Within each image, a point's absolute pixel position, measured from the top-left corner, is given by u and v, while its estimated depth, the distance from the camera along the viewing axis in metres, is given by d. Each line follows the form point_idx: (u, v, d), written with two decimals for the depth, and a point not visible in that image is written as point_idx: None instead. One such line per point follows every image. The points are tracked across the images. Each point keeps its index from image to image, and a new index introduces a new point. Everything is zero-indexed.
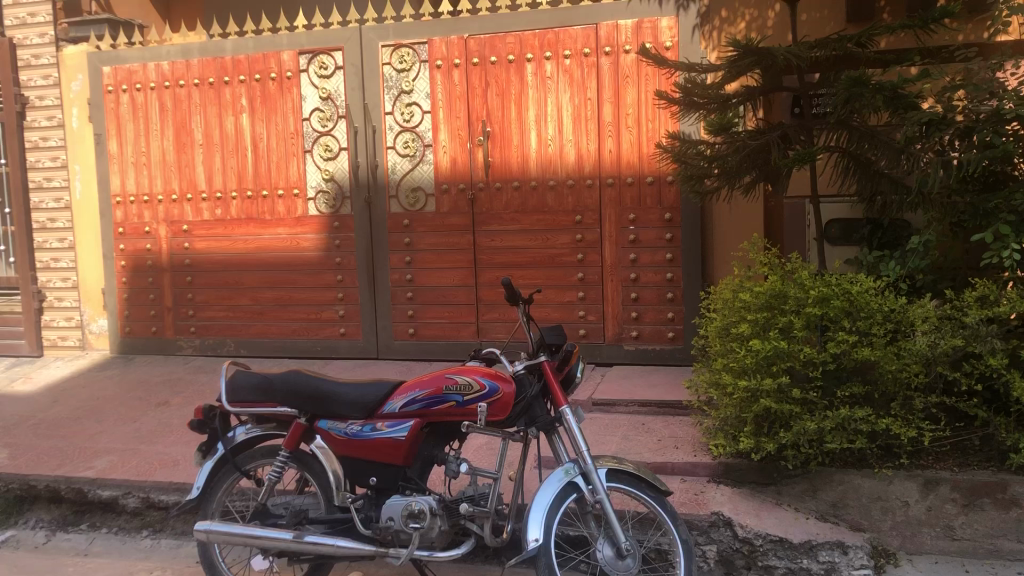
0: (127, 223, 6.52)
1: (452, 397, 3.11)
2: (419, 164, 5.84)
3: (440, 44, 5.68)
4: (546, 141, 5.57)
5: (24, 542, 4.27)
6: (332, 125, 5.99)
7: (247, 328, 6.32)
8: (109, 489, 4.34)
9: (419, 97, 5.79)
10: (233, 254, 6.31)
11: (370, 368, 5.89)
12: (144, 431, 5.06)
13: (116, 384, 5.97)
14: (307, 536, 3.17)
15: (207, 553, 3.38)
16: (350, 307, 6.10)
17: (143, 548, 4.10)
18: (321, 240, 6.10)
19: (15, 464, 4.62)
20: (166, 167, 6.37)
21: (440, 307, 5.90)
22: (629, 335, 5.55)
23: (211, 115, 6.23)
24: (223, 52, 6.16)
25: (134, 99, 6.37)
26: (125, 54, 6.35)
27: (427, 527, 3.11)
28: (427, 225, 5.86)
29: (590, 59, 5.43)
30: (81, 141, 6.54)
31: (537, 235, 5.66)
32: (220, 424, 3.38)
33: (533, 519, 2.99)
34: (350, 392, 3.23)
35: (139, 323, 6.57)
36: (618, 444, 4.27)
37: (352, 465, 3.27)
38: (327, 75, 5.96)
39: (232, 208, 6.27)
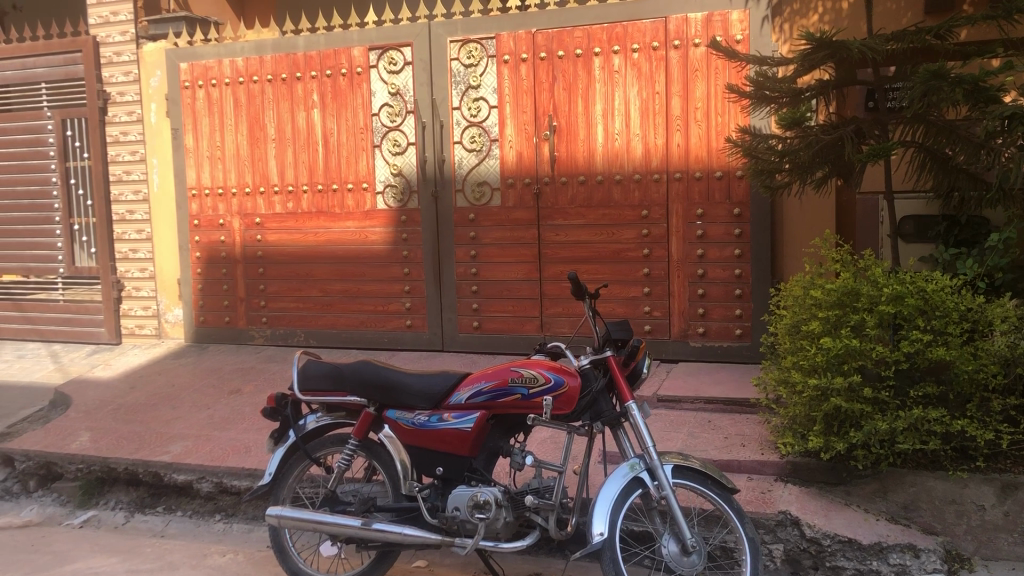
0: (202, 215, 6.69)
1: (517, 390, 3.14)
2: (486, 159, 5.86)
3: (508, 39, 5.70)
4: (613, 135, 5.55)
5: (104, 522, 4.44)
6: (401, 120, 6.06)
7: (317, 319, 6.45)
8: (184, 474, 4.47)
9: (487, 92, 5.80)
10: (304, 247, 6.43)
11: (435, 360, 5.96)
12: (217, 418, 5.20)
13: (190, 372, 6.15)
14: (375, 524, 3.25)
15: (278, 539, 3.45)
16: (416, 300, 6.17)
17: (217, 532, 4.23)
18: (389, 234, 6.19)
19: (97, 447, 4.80)
20: (240, 161, 6.53)
21: (505, 300, 5.93)
22: (695, 332, 5.50)
23: (283, 111, 6.36)
24: (295, 48, 6.28)
25: (209, 95, 6.54)
26: (201, 50, 6.52)
27: (493, 518, 3.14)
28: (492, 219, 5.89)
29: (659, 53, 5.40)
30: (158, 135, 6.73)
31: (602, 230, 5.65)
32: (292, 412, 3.45)
33: (598, 512, 3.00)
34: (418, 383, 3.29)
35: (212, 313, 6.74)
36: (684, 441, 4.25)
37: (419, 455, 3.31)
38: (396, 71, 6.02)
39: (303, 201, 6.40)
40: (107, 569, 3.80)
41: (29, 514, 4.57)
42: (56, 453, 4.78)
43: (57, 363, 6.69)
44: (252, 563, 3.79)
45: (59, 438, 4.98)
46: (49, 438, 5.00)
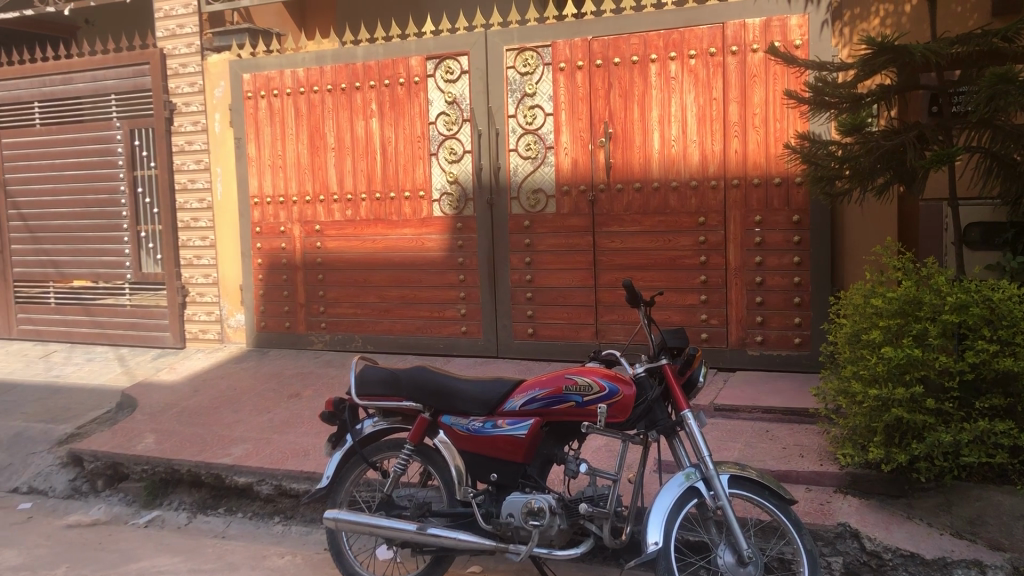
0: (264, 223, 6.82)
1: (572, 397, 3.15)
2: (541, 166, 5.88)
3: (564, 47, 5.72)
4: (670, 141, 5.52)
5: (168, 522, 4.56)
6: (457, 128, 6.11)
7: (374, 325, 6.53)
8: (245, 476, 4.57)
9: (543, 100, 5.82)
10: (362, 254, 6.52)
11: (490, 366, 5.99)
12: (276, 422, 5.30)
13: (251, 376, 6.28)
14: (430, 528, 3.28)
15: (335, 541, 3.50)
16: (471, 306, 6.21)
17: (276, 534, 4.31)
18: (445, 241, 6.24)
19: (161, 448, 4.93)
20: (301, 170, 6.65)
21: (559, 308, 5.93)
22: (753, 340, 5.44)
23: (343, 120, 6.47)
24: (355, 59, 6.38)
25: (271, 105, 6.68)
26: (263, 61, 6.67)
27: (547, 525, 3.15)
28: (547, 225, 5.91)
29: (716, 59, 5.36)
30: (223, 145, 6.91)
31: (658, 237, 5.62)
32: (349, 416, 3.51)
33: (652, 522, 2.99)
34: (471, 389, 3.31)
35: (273, 318, 6.87)
36: (741, 450, 4.21)
37: (474, 460, 3.33)
38: (453, 80, 6.08)
39: (361, 209, 6.48)
40: (170, 568, 3.90)
41: (97, 513, 4.72)
42: (122, 454, 4.92)
43: (125, 367, 6.90)
44: (310, 564, 3.86)
45: (125, 439, 5.13)
46: (116, 439, 5.15)
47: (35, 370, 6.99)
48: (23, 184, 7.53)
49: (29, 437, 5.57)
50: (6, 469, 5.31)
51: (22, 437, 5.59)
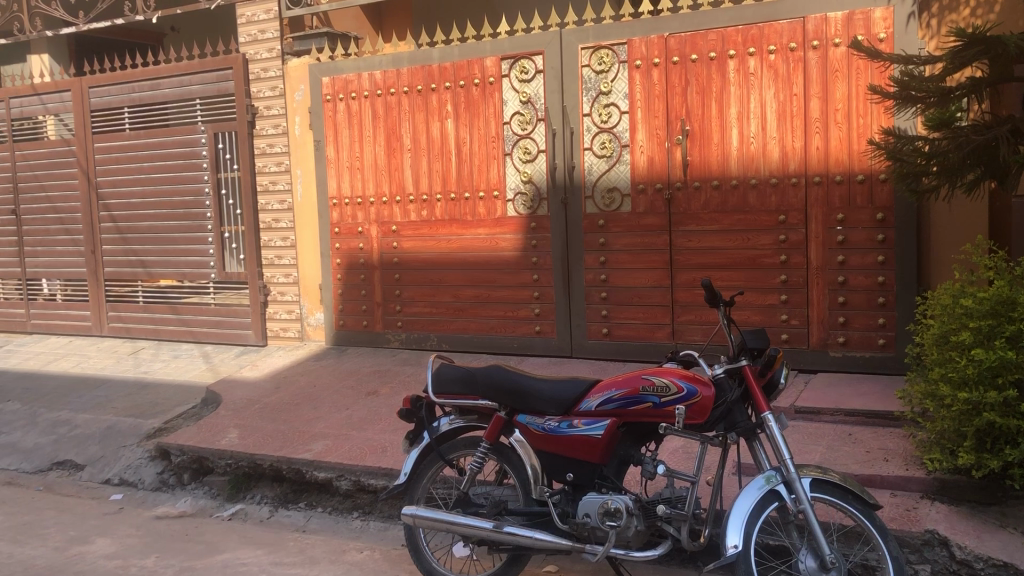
0: (343, 223, 6.94)
1: (649, 398, 3.14)
2: (616, 165, 5.84)
3: (640, 44, 5.68)
4: (749, 138, 5.43)
5: (251, 515, 4.68)
6: (532, 128, 6.12)
7: (450, 324, 6.59)
8: (325, 471, 4.67)
9: (618, 98, 5.79)
10: (437, 253, 6.58)
11: (564, 366, 5.99)
12: (355, 418, 5.39)
13: (330, 373, 6.40)
14: (506, 527, 3.30)
15: (413, 538, 3.54)
16: (546, 306, 6.21)
17: (355, 528, 4.38)
18: (520, 240, 6.25)
19: (245, 443, 5.07)
20: (378, 171, 6.74)
21: (635, 307, 5.89)
22: (835, 341, 5.32)
23: (419, 122, 6.54)
24: (431, 60, 6.45)
25: (349, 107, 6.79)
26: (341, 64, 6.79)
27: (624, 526, 3.14)
28: (623, 225, 5.87)
29: (797, 54, 5.26)
30: (303, 147, 7.05)
31: (736, 235, 5.53)
32: (426, 414, 3.54)
33: (732, 525, 2.95)
34: (548, 389, 3.32)
35: (351, 317, 6.99)
36: (823, 453, 4.12)
37: (550, 460, 3.34)
38: (528, 80, 6.09)
39: (437, 209, 6.55)
40: (253, 560, 4.00)
41: (184, 505, 4.87)
42: (207, 449, 5.07)
43: (209, 363, 7.11)
44: (388, 560, 3.91)
45: (210, 434, 5.29)
46: (201, 433, 5.32)
47: (125, 366, 7.25)
48: (113, 187, 7.82)
49: (120, 431, 5.79)
50: (99, 461, 5.54)
51: (113, 430, 5.81)
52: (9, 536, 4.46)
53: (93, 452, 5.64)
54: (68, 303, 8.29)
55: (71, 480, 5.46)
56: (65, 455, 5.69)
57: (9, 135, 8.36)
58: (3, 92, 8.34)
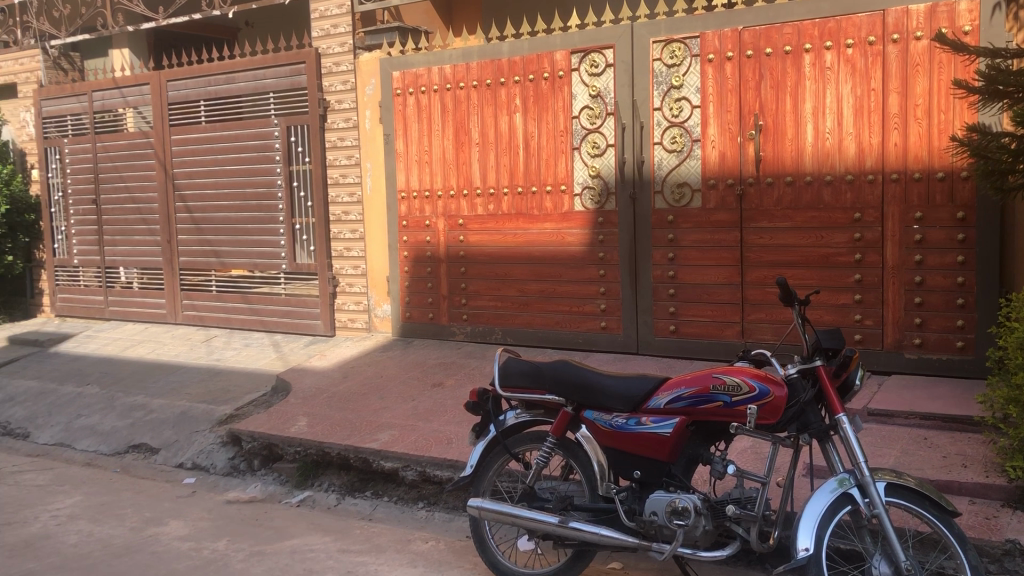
0: (410, 216, 6.99)
1: (719, 397, 3.11)
2: (687, 159, 5.78)
3: (713, 38, 5.60)
4: (824, 133, 5.31)
5: (318, 502, 4.76)
6: (601, 122, 6.09)
7: (515, 318, 6.60)
8: (392, 461, 4.73)
9: (690, 92, 5.72)
10: (504, 248, 6.59)
11: (630, 363, 5.95)
12: (421, 409, 5.44)
13: (397, 364, 6.47)
14: (571, 522, 3.29)
15: (478, 530, 3.56)
16: (612, 302, 6.18)
17: (420, 518, 4.42)
18: (587, 235, 6.22)
19: (314, 431, 5.16)
20: (446, 165, 6.78)
21: (703, 305, 5.82)
22: (911, 343, 5.18)
23: (488, 116, 6.55)
24: (500, 54, 6.46)
25: (419, 101, 6.83)
26: (412, 59, 6.84)
27: (692, 525, 3.11)
28: (692, 221, 5.80)
29: (876, 47, 5.12)
30: (372, 140, 7.13)
31: (809, 233, 5.41)
32: (492, 406, 3.56)
33: (803, 528, 2.90)
34: (616, 385, 3.30)
35: (418, 309, 7.05)
36: (897, 457, 4.03)
37: (617, 456, 3.33)
38: (598, 74, 6.06)
39: (503, 203, 6.55)
40: (321, 547, 4.07)
41: (254, 491, 4.98)
42: (277, 436, 5.18)
43: (279, 352, 7.24)
44: (453, 551, 3.94)
45: (280, 421, 5.39)
46: (271, 421, 5.43)
47: (199, 353, 7.44)
48: (189, 178, 8.02)
49: (193, 416, 5.94)
50: (173, 445, 5.69)
51: (187, 416, 5.97)
52: (88, 515, 4.61)
53: (167, 436, 5.80)
54: (144, 291, 8.54)
55: (147, 463, 5.62)
56: (141, 438, 5.87)
57: (92, 127, 8.63)
58: (86, 85, 8.61)
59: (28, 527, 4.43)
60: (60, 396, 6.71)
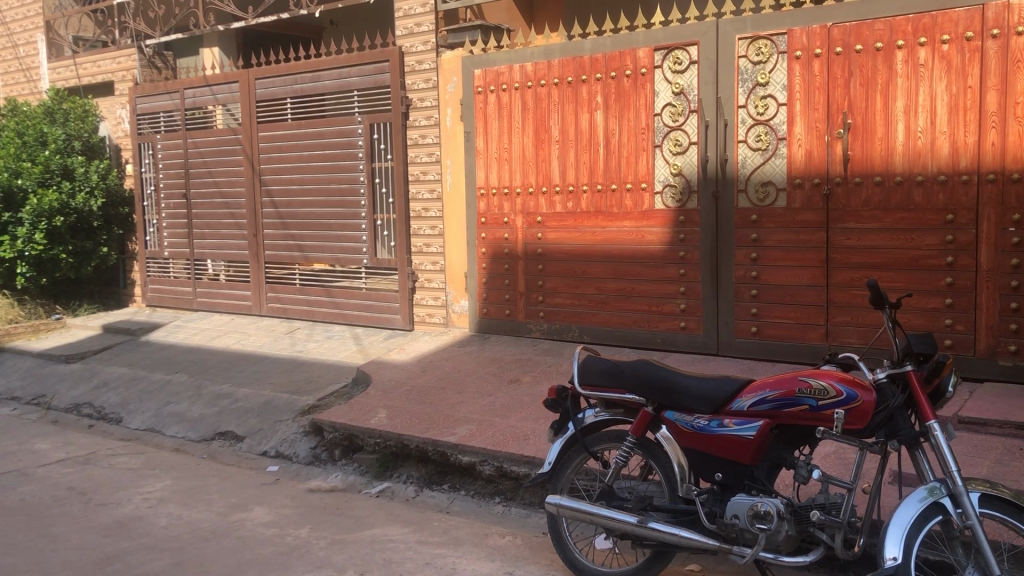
0: (489, 214, 7.03)
1: (805, 401, 3.05)
2: (772, 158, 5.68)
3: (801, 35, 5.49)
4: (916, 133, 5.17)
5: (397, 493, 4.84)
6: (683, 119, 6.03)
7: (592, 316, 6.59)
8: (469, 455, 4.77)
9: (776, 90, 5.63)
10: (582, 245, 6.57)
11: (710, 364, 5.88)
12: (498, 405, 5.47)
13: (474, 360, 6.53)
14: (650, 523, 3.28)
15: (556, 526, 3.57)
16: (692, 301, 6.11)
17: (497, 513, 4.46)
18: (667, 234, 6.17)
19: (393, 423, 5.24)
20: (526, 162, 6.79)
21: (786, 306, 5.72)
22: (1005, 349, 5.00)
23: (568, 113, 6.55)
24: (583, 51, 6.45)
25: (500, 99, 6.86)
26: (494, 57, 6.87)
27: (775, 529, 3.07)
28: (776, 220, 5.70)
29: (973, 43, 4.96)
30: (453, 138, 7.19)
31: (899, 234, 5.27)
32: (571, 405, 3.56)
33: (891, 536, 2.83)
34: (698, 386, 3.27)
35: (495, 306, 7.09)
36: (990, 468, 3.89)
37: (698, 458, 3.30)
38: (682, 70, 6.00)
39: (583, 201, 6.53)
40: (400, 537, 4.13)
41: (335, 480, 5.09)
42: (358, 427, 5.27)
43: (359, 345, 7.38)
44: (530, 547, 3.96)
45: (360, 413, 5.49)
46: (352, 412, 5.53)
47: (282, 344, 7.63)
48: (276, 174, 8.22)
49: (277, 406, 6.10)
50: (258, 433, 5.85)
51: (271, 405, 6.12)
52: (178, 498, 4.78)
53: (252, 425, 5.96)
54: (231, 283, 8.78)
55: (232, 450, 5.79)
56: (227, 426, 6.05)
57: (183, 124, 8.92)
58: (179, 83, 8.91)
59: (122, 508, 4.61)
60: (151, 383, 6.96)
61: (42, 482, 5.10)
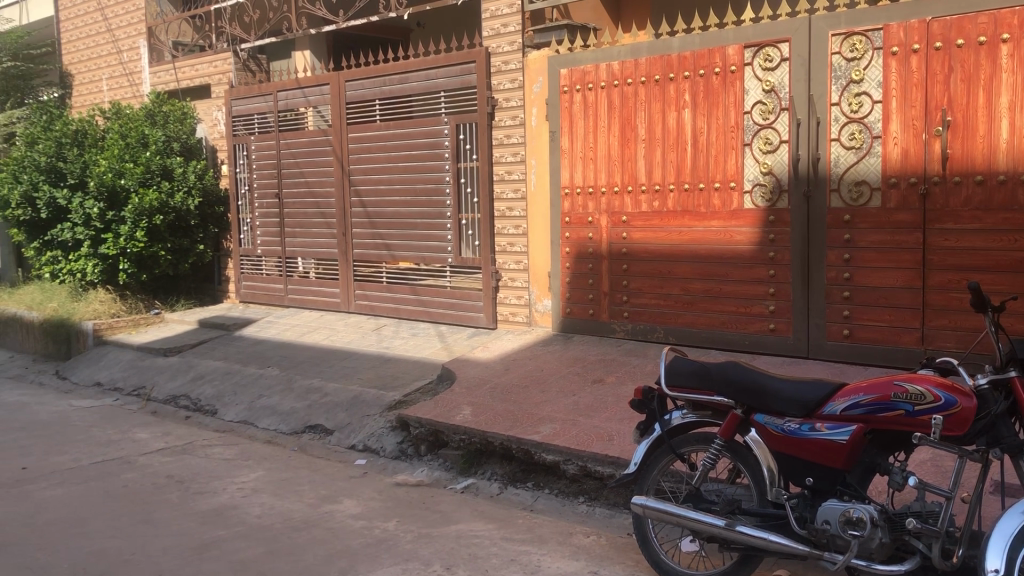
0: (573, 213, 7.03)
1: (900, 406, 2.98)
2: (866, 157, 5.53)
3: (898, 30, 5.34)
4: (1021, 131, 4.98)
5: (482, 490, 4.89)
6: (774, 117, 5.92)
7: (678, 317, 6.52)
8: (553, 454, 4.79)
9: (871, 87, 5.48)
10: (668, 245, 6.51)
11: (799, 367, 5.76)
12: (582, 405, 5.47)
13: (557, 359, 6.55)
14: (739, 526, 3.24)
15: (642, 528, 3.56)
16: (781, 303, 6.00)
17: (581, 513, 4.46)
18: (756, 234, 6.07)
19: (478, 420, 5.30)
20: (611, 161, 6.76)
21: (879, 309, 5.57)
22: None
23: (655, 112, 6.50)
24: (670, 50, 6.39)
25: (586, 98, 6.85)
26: (580, 56, 6.86)
27: (868, 536, 3.00)
28: (871, 221, 5.55)
29: None
30: (538, 137, 7.21)
31: (1002, 235, 5.08)
32: (658, 405, 3.56)
33: (992, 548, 2.73)
34: (789, 389, 3.22)
35: (579, 306, 7.09)
36: None
37: (789, 462, 3.26)
38: (772, 68, 5.89)
39: (669, 200, 6.48)
40: (485, 533, 4.18)
41: (421, 476, 5.18)
42: (443, 424, 5.34)
43: (444, 343, 7.48)
44: (615, 547, 3.96)
45: (445, 409, 5.57)
46: (438, 408, 5.60)
47: (370, 341, 7.78)
48: (364, 174, 8.39)
49: (365, 401, 6.22)
50: (346, 427, 5.99)
51: (359, 400, 6.25)
52: (271, 489, 4.93)
53: (341, 419, 6.10)
54: (320, 281, 9.00)
55: (322, 443, 5.95)
56: (317, 419, 6.21)
57: (276, 125, 9.18)
58: (272, 86, 9.16)
59: (217, 496, 4.78)
60: (245, 377, 7.18)
61: (143, 470, 5.33)
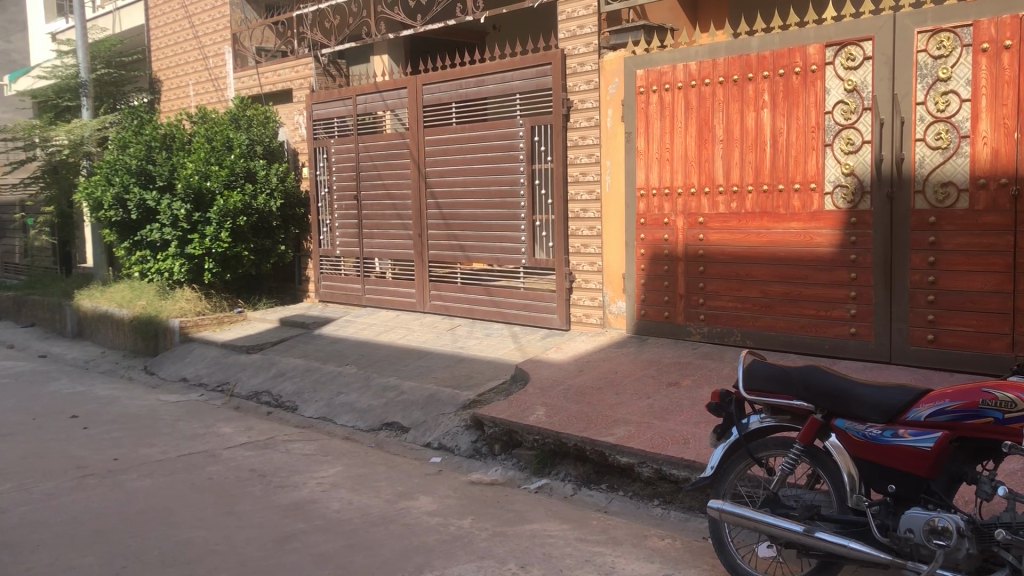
0: (649, 215, 7.00)
1: (989, 413, 2.90)
2: (953, 157, 5.38)
3: (989, 26, 5.19)
4: None
5: (556, 490, 4.92)
6: (857, 117, 5.80)
7: (755, 320, 6.44)
8: (627, 456, 4.77)
9: (959, 85, 5.33)
10: (746, 247, 6.43)
11: (880, 372, 5.63)
12: (657, 407, 5.45)
13: (631, 361, 6.53)
14: (817, 532, 3.19)
15: (718, 531, 3.54)
16: (863, 307, 5.87)
17: (656, 516, 4.45)
18: (837, 236, 5.95)
19: (552, 421, 5.32)
20: (687, 162, 6.71)
21: (967, 313, 5.41)
22: None
23: (733, 112, 6.42)
24: (749, 50, 6.31)
25: (662, 99, 6.81)
26: (657, 56, 6.83)
27: (954, 546, 2.94)
28: (958, 222, 5.39)
29: None
30: (613, 138, 7.19)
31: None
32: (735, 409, 3.52)
33: None
34: (872, 394, 3.17)
35: (653, 308, 7.06)
36: None
37: (870, 469, 3.19)
38: (855, 67, 5.78)
39: (747, 201, 6.39)
40: (559, 533, 4.20)
41: (495, 474, 5.23)
42: (518, 423, 5.38)
43: (518, 343, 7.53)
44: (690, 550, 3.94)
45: (520, 409, 5.60)
46: (512, 408, 5.64)
47: (444, 341, 7.88)
48: (440, 176, 8.50)
49: (440, 399, 6.30)
50: (422, 425, 6.08)
51: (434, 398, 6.34)
52: (349, 484, 5.04)
53: (417, 417, 6.20)
54: (397, 281, 9.15)
55: (399, 441, 6.05)
56: (394, 417, 6.32)
57: (355, 129, 9.37)
58: (352, 90, 9.34)
59: (298, 490, 4.91)
60: (324, 374, 7.35)
61: (227, 463, 5.50)
